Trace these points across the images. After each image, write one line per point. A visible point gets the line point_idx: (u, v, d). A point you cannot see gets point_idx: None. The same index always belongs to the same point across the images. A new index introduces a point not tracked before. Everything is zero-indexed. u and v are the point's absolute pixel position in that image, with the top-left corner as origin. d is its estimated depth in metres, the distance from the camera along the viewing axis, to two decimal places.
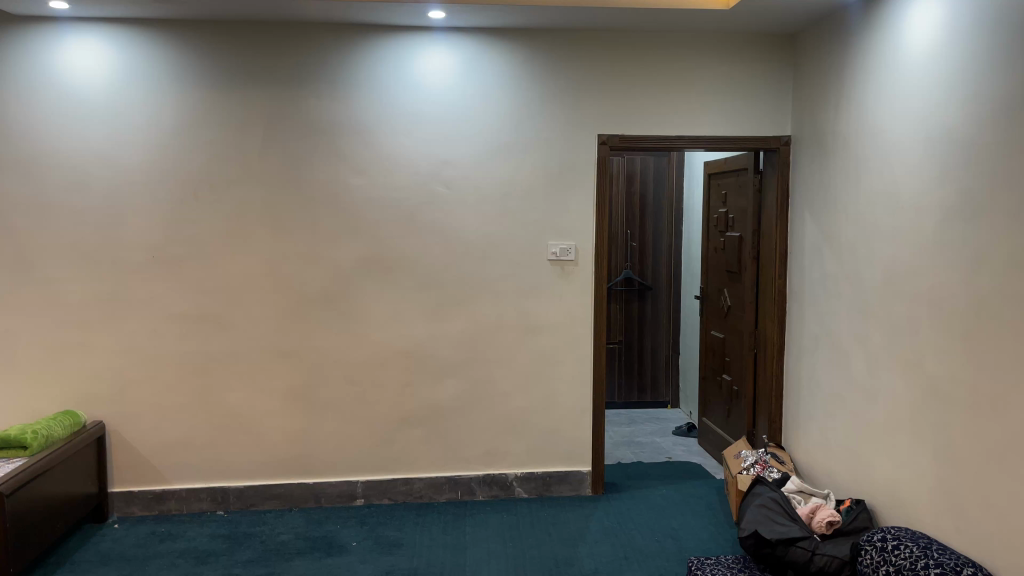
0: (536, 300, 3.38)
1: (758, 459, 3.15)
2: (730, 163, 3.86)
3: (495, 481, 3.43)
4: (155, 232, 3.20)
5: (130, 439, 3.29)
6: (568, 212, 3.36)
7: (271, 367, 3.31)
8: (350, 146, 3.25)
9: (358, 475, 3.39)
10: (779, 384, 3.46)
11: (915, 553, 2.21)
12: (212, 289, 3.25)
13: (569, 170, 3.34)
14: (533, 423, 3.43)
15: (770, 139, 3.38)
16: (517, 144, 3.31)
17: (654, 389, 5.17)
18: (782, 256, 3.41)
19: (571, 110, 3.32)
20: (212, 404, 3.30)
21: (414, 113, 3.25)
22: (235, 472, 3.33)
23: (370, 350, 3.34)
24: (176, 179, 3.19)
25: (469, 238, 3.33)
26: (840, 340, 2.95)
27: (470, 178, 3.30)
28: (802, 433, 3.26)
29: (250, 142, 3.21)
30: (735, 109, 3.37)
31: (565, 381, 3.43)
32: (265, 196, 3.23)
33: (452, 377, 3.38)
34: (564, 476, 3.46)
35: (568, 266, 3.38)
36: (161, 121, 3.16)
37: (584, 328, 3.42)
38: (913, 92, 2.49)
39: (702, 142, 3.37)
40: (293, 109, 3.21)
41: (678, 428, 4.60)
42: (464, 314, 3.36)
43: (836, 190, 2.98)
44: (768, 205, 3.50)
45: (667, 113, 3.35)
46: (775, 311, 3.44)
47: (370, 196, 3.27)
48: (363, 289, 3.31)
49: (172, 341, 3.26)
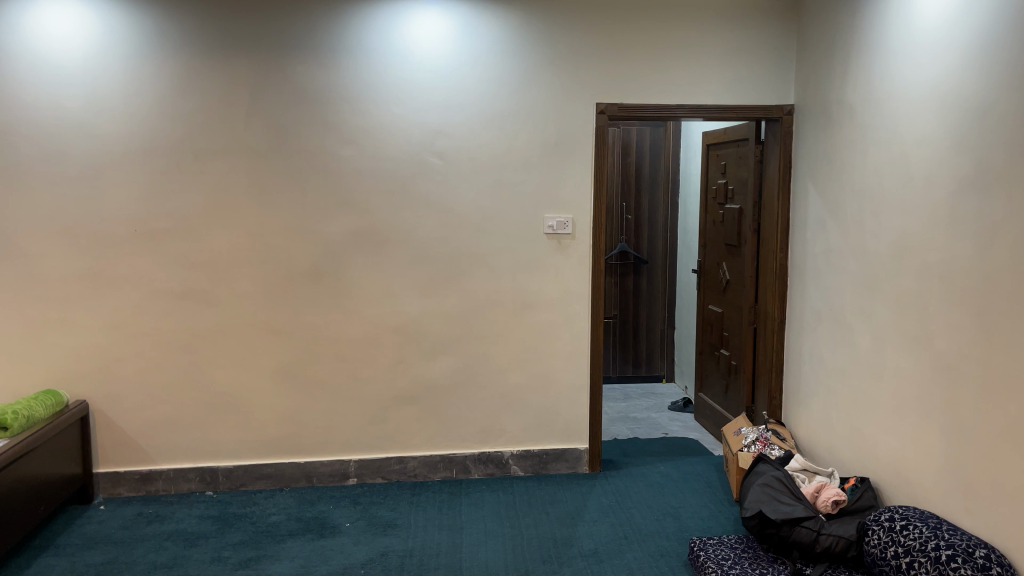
0: (532, 274, 3.29)
1: (759, 436, 3.09)
2: (730, 133, 3.77)
3: (491, 459, 3.37)
4: (136, 204, 3.08)
5: (115, 418, 3.19)
6: (565, 183, 3.26)
7: (260, 344, 3.22)
8: (339, 114, 3.13)
9: (351, 454, 3.32)
10: (780, 359, 3.40)
11: (925, 534, 2.18)
12: (197, 264, 3.15)
13: (567, 140, 3.24)
14: (529, 400, 3.36)
15: (772, 109, 3.29)
16: (513, 112, 3.20)
17: (649, 364, 5.11)
18: (784, 229, 3.33)
19: (568, 78, 3.20)
20: (199, 382, 3.21)
21: (406, 80, 3.13)
22: (224, 452, 3.25)
23: (362, 327, 3.25)
24: (158, 149, 3.07)
25: (463, 211, 3.23)
26: (844, 315, 2.88)
27: (464, 149, 3.19)
28: (804, 409, 3.20)
29: (236, 111, 3.08)
30: (736, 77, 3.27)
31: (562, 358, 3.36)
32: (251, 167, 3.11)
33: (447, 353, 3.30)
34: (560, 454, 3.40)
35: (565, 240, 3.29)
36: (140, 88, 3.03)
37: (581, 304, 3.34)
38: (927, 58, 2.40)
39: (704, 111, 3.27)
40: (280, 76, 3.08)
41: (674, 403, 4.55)
42: (458, 289, 3.27)
43: (842, 161, 2.89)
44: (769, 176, 3.41)
45: (667, 82, 3.24)
46: (777, 284, 3.37)
47: (361, 166, 3.16)
48: (353, 264, 3.21)
49: (157, 318, 3.16)
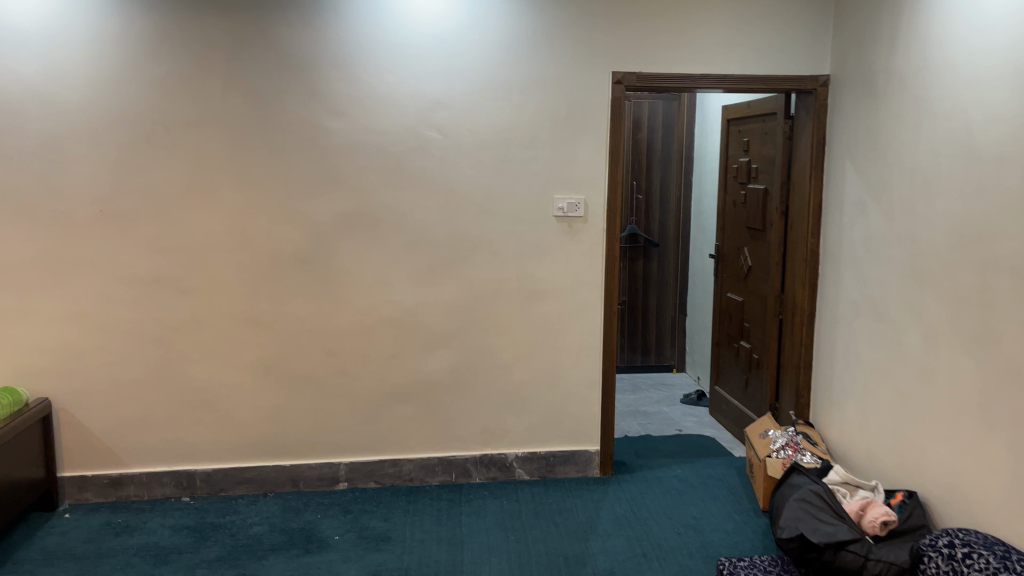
0: (539, 261, 3.00)
1: (789, 441, 2.81)
2: (755, 107, 3.46)
3: (493, 462, 3.09)
4: (102, 182, 2.78)
5: (81, 417, 2.91)
6: (576, 160, 2.96)
7: (240, 337, 2.93)
8: (328, 83, 2.81)
9: (341, 457, 3.04)
10: (808, 354, 3.12)
11: (993, 565, 1.90)
12: (170, 248, 2.84)
13: (579, 112, 2.93)
14: (535, 398, 3.08)
15: (806, 80, 2.98)
16: (520, 81, 2.89)
17: (659, 352, 4.83)
18: (816, 212, 3.04)
19: (581, 44, 2.89)
20: (173, 378, 2.92)
21: (403, 44, 2.81)
22: (202, 454, 2.97)
23: (352, 318, 2.96)
24: (125, 120, 2.76)
25: (464, 190, 2.92)
26: (888, 309, 2.60)
27: (466, 122, 2.89)
28: (836, 411, 2.93)
29: (212, 78, 2.77)
30: (766, 44, 2.96)
31: (572, 353, 3.07)
32: (230, 140, 2.81)
33: (446, 347, 3.01)
34: (569, 456, 3.12)
35: (576, 223, 2.99)
36: (104, 53, 2.71)
37: (593, 293, 3.05)
38: (999, 19, 2.09)
39: (729, 82, 2.96)
40: (261, 39, 2.76)
41: (687, 396, 4.28)
42: (459, 277, 2.97)
43: (889, 138, 2.60)
44: (800, 153, 3.11)
45: (690, 49, 2.93)
46: (806, 273, 3.08)
47: (352, 141, 2.85)
48: (343, 249, 2.91)
49: (126, 308, 2.86)
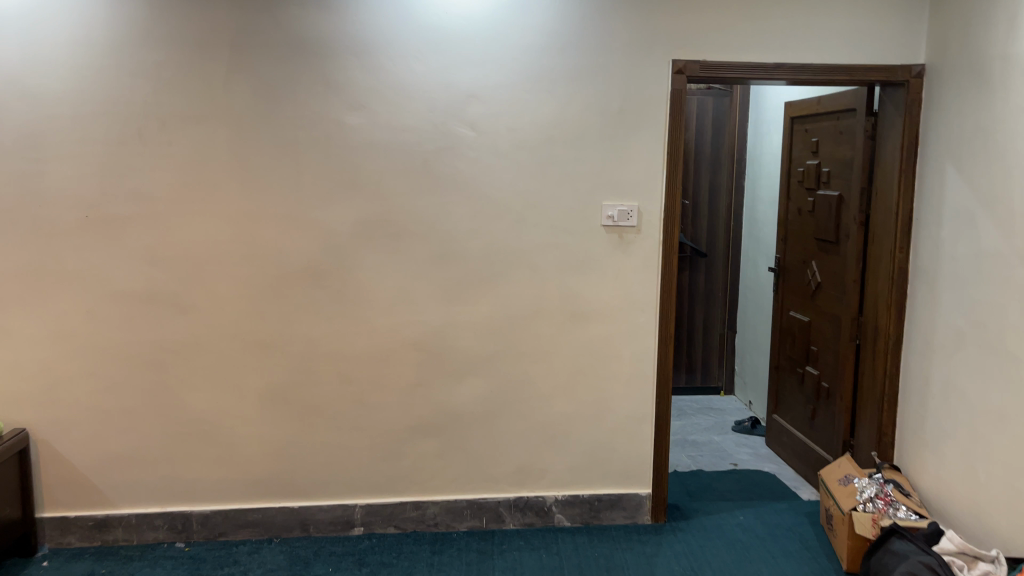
0: (584, 278, 2.62)
1: (879, 492, 2.42)
2: (829, 102, 3.05)
3: (530, 506, 2.71)
4: (88, 183, 2.43)
5: (64, 450, 2.57)
6: (629, 162, 2.57)
7: (243, 362, 2.57)
8: (346, 71, 2.45)
9: (357, 498, 2.67)
10: (893, 387, 2.71)
11: None
12: (164, 259, 2.49)
13: (633, 107, 2.54)
14: (579, 434, 2.70)
15: (897, 70, 2.57)
16: (565, 69, 2.50)
17: (705, 372, 4.43)
18: (905, 223, 2.63)
19: (637, 28, 2.50)
20: (168, 407, 2.57)
21: (431, 28, 2.44)
22: (199, 493, 2.62)
23: (372, 341, 2.59)
24: (115, 112, 2.41)
25: (500, 196, 2.55)
26: (1004, 340, 2.18)
27: (503, 117, 2.51)
28: (931, 456, 2.51)
29: (214, 65, 2.41)
30: (850, 29, 2.55)
31: (621, 383, 2.69)
32: (234, 136, 2.45)
33: (477, 375, 2.64)
34: (616, 500, 2.73)
35: (627, 234, 2.60)
36: (89, 37, 2.36)
37: (646, 315, 2.65)
38: None
39: (809, 72, 2.56)
40: (269, 21, 2.41)
41: (740, 423, 3.87)
42: (493, 295, 2.60)
43: (1007, 137, 2.18)
44: (885, 154, 2.70)
45: (762, 34, 2.54)
46: (892, 294, 2.67)
47: (372, 138, 2.48)
48: (361, 262, 2.54)
49: (114, 328, 2.51)
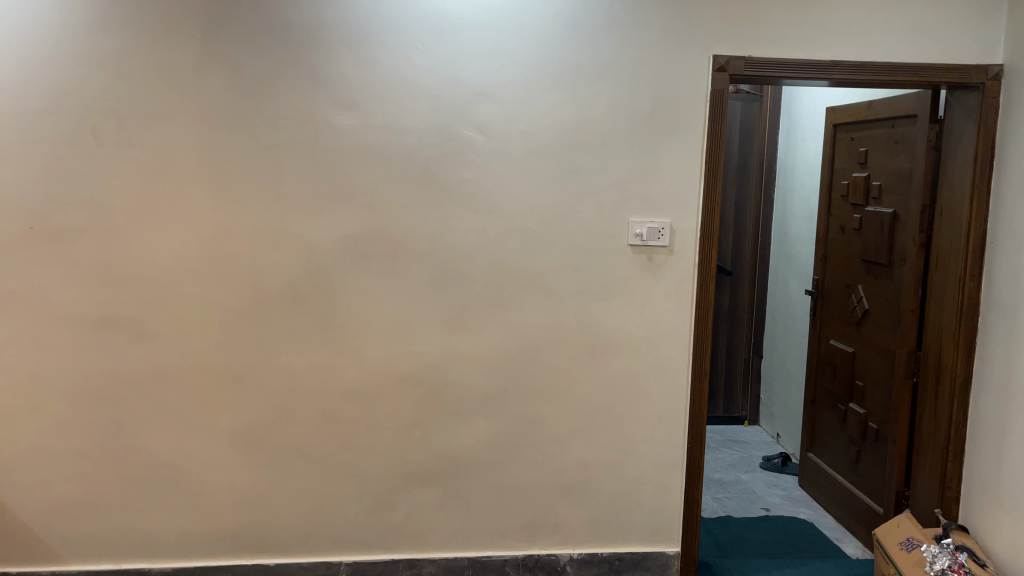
0: (607, 306, 2.27)
1: (952, 564, 2.05)
2: (881, 107, 2.70)
3: (541, 566, 2.36)
4: (33, 189, 2.09)
5: (5, 496, 2.23)
6: (660, 172, 2.23)
7: (212, 398, 2.23)
8: (335, 64, 2.11)
9: (342, 555, 2.32)
10: (960, 435, 2.36)
11: None
12: (121, 279, 2.15)
13: (666, 108, 2.20)
14: (598, 484, 2.35)
15: (971, 71, 2.22)
16: (589, 64, 2.16)
17: (728, 400, 4.09)
18: (977, 248, 2.28)
19: (673, 17, 2.16)
20: (124, 449, 2.23)
21: (434, 15, 2.11)
22: (161, 546, 2.28)
23: (361, 376, 2.25)
24: (65, 106, 2.07)
25: (512, 210, 2.21)
26: None
27: (516, 118, 2.17)
28: (1009, 519, 2.16)
29: (182, 53, 2.07)
30: (915, 23, 2.21)
31: (647, 426, 2.34)
32: (203, 137, 2.11)
33: (481, 415, 2.29)
34: (639, 560, 2.38)
35: (658, 255, 2.26)
36: (39, 19, 2.03)
37: (677, 349, 2.31)
38: None
39: (870, 71, 2.21)
40: (248, 4, 2.07)
41: (769, 459, 3.53)
42: (502, 324, 2.25)
43: None
44: (952, 168, 2.35)
45: (815, 27, 2.19)
46: (959, 329, 2.32)
47: (365, 141, 2.14)
48: (350, 285, 2.20)
49: (63, 358, 2.17)
